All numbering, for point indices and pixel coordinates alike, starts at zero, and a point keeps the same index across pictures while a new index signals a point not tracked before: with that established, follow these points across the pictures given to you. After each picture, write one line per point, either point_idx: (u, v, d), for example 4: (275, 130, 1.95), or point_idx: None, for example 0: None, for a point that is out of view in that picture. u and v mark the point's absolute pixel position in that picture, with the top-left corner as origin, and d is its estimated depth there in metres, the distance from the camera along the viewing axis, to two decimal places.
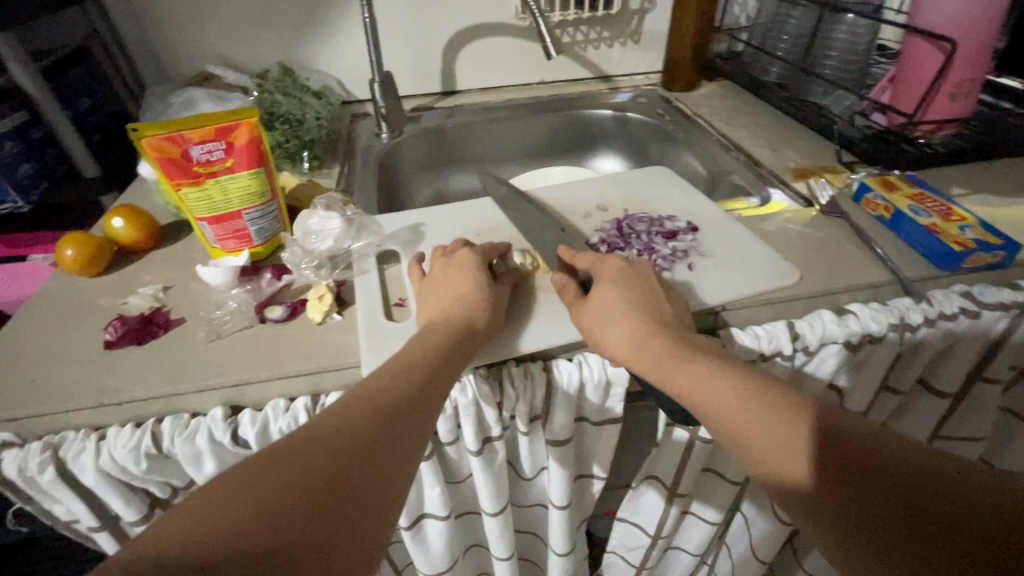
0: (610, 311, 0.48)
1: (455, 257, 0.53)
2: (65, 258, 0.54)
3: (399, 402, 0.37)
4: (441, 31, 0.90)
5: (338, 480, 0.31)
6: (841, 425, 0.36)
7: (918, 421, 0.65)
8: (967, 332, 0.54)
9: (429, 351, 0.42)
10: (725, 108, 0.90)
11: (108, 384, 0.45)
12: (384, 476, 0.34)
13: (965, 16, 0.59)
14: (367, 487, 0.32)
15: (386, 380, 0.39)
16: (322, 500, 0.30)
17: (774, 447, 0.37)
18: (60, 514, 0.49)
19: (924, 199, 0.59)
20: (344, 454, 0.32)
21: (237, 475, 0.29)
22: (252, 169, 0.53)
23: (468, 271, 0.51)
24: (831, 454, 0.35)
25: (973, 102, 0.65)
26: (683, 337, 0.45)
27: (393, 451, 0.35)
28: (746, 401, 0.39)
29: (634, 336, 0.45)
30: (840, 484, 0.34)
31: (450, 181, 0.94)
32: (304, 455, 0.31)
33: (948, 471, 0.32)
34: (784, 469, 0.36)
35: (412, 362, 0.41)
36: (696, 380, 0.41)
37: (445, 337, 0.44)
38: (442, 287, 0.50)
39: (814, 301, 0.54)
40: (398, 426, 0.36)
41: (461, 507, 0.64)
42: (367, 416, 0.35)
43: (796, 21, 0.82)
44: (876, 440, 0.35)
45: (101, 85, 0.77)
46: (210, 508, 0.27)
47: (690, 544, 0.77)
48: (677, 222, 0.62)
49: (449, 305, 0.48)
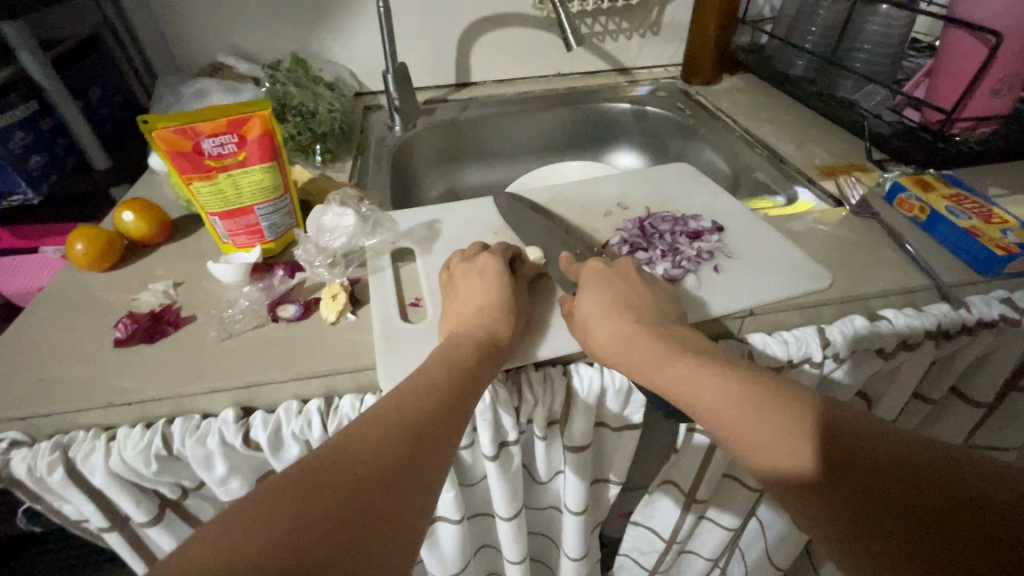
0: (589, 315, 0.46)
1: (479, 261, 0.51)
2: (75, 253, 0.53)
3: (426, 422, 0.36)
4: (457, 21, 0.88)
5: (364, 499, 0.30)
6: (846, 422, 0.34)
7: (948, 430, 0.63)
8: (1006, 340, 0.52)
9: (457, 365, 0.41)
10: (748, 103, 0.87)
11: (118, 384, 0.44)
12: (409, 497, 0.32)
13: (1014, 6, 0.55)
14: (399, 510, 0.31)
15: (412, 396, 0.38)
16: (348, 516, 0.29)
17: (770, 444, 0.35)
18: (70, 513, 0.48)
19: (962, 200, 0.56)
20: (369, 475, 0.31)
21: (256, 498, 0.28)
22: (265, 163, 0.51)
23: (493, 279, 0.49)
24: (846, 462, 0.32)
25: (1015, 97, 0.63)
26: (666, 330, 0.44)
27: (419, 469, 0.34)
28: (743, 406, 0.36)
29: (620, 336, 0.44)
30: (857, 488, 0.31)
31: (464, 175, 0.93)
32: (328, 476, 0.30)
33: (974, 472, 0.30)
34: (784, 468, 0.34)
35: (441, 376, 0.40)
36: (684, 379, 0.40)
37: (471, 353, 0.43)
38: (464, 294, 0.49)
39: (845, 306, 0.52)
40: (423, 449, 0.35)
41: (473, 509, 0.63)
42: (394, 434, 0.34)
43: (825, 13, 0.79)
44: (883, 438, 0.33)
45: (111, 76, 0.76)
46: (229, 536, 0.26)
47: (705, 550, 0.75)
48: (702, 222, 0.60)
49: (474, 314, 0.46)
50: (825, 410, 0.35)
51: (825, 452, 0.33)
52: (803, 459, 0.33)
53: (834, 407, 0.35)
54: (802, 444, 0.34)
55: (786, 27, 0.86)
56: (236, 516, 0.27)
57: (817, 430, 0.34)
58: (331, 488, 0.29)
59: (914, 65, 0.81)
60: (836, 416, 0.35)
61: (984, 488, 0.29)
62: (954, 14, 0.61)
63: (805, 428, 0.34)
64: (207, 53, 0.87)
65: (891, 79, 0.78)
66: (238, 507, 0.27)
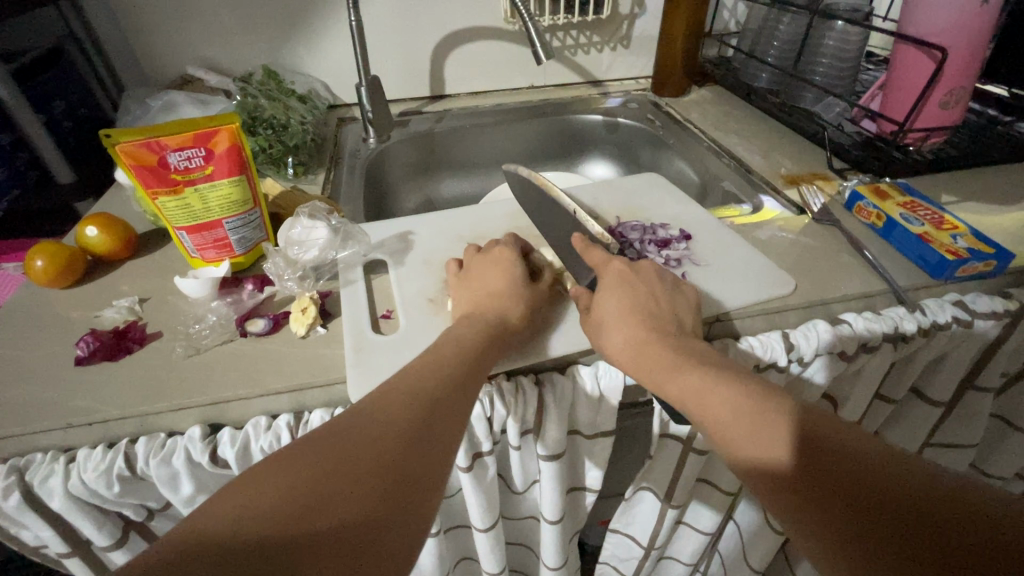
0: (609, 316, 0.47)
1: (492, 254, 0.53)
2: (35, 269, 0.52)
3: (438, 399, 0.37)
4: (430, 34, 0.88)
5: (384, 469, 0.31)
6: (839, 424, 0.35)
7: (911, 429, 0.65)
8: (961, 342, 0.54)
9: (466, 343, 0.43)
10: (716, 114, 0.90)
11: (78, 404, 0.42)
12: (426, 474, 0.33)
13: (955, 24, 0.58)
14: (413, 493, 0.32)
15: (424, 374, 0.38)
16: (366, 487, 0.30)
17: (757, 429, 0.36)
18: (27, 540, 0.46)
19: (916, 208, 0.59)
20: (385, 450, 0.32)
21: (281, 460, 0.29)
22: (233, 177, 0.51)
23: (504, 267, 0.51)
24: (832, 456, 0.33)
25: (964, 107, 0.66)
26: (681, 342, 0.44)
27: (434, 449, 0.34)
28: (744, 394, 0.38)
29: (633, 342, 0.44)
30: (848, 485, 0.32)
31: (440, 186, 0.93)
32: (348, 447, 0.31)
33: (953, 490, 0.30)
34: (760, 453, 0.35)
35: (450, 355, 0.41)
36: (688, 385, 0.40)
37: (480, 331, 0.44)
38: (480, 280, 0.51)
39: (808, 310, 0.54)
40: (436, 425, 0.35)
41: (450, 521, 0.62)
42: (408, 408, 0.35)
43: (786, 28, 0.82)
44: (863, 446, 0.34)
45: (75, 90, 0.75)
46: (247, 500, 0.27)
47: (684, 554, 0.76)
48: (670, 230, 0.62)
49: (483, 298, 0.48)
50: (805, 409, 0.37)
51: (801, 444, 0.34)
52: (784, 450, 0.35)
53: (813, 412, 0.36)
54: (786, 432, 0.35)
55: (750, 41, 0.89)
56: (260, 477, 0.28)
57: (797, 426, 0.35)
58: (352, 457, 0.30)
59: (870, 79, 0.85)
60: (816, 421, 0.36)
61: (967, 493, 0.30)
62: (902, 30, 0.64)
63: (787, 420, 0.36)
64: (178, 66, 0.86)
65: (849, 91, 0.81)
66: (263, 470, 0.29)
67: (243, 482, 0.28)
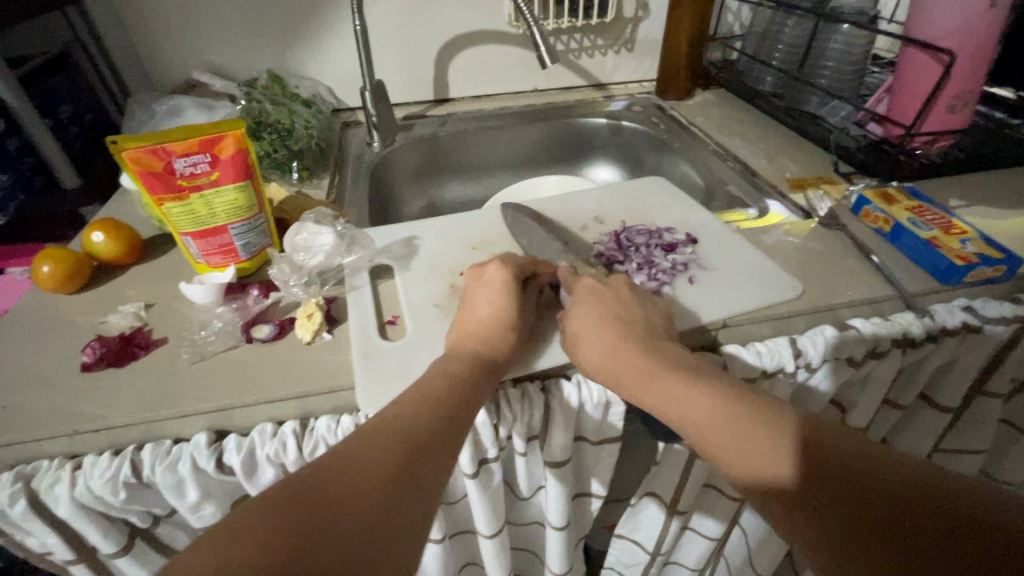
0: (581, 330, 0.46)
1: (487, 269, 0.51)
2: (40, 275, 0.52)
3: (427, 431, 0.37)
4: (434, 38, 0.88)
5: (366, 509, 0.31)
6: (832, 434, 0.35)
7: (920, 435, 0.64)
8: (970, 346, 0.54)
9: (455, 377, 0.42)
10: (720, 117, 0.90)
11: (84, 411, 0.42)
12: (412, 506, 0.33)
13: (963, 27, 0.58)
14: (401, 524, 0.32)
15: (412, 411, 0.38)
16: (358, 523, 0.30)
17: (744, 453, 0.35)
18: (33, 547, 0.46)
19: (924, 212, 0.58)
20: (375, 486, 0.32)
21: (256, 511, 0.29)
22: (239, 182, 0.51)
23: (499, 288, 0.49)
24: (835, 469, 0.33)
25: (970, 112, 0.65)
26: (657, 347, 0.44)
27: (423, 481, 0.35)
28: (729, 408, 0.37)
29: (608, 350, 0.44)
30: (849, 496, 0.32)
31: (443, 190, 0.93)
32: (331, 486, 0.31)
33: (957, 491, 0.31)
34: (760, 467, 0.35)
35: (440, 382, 0.41)
36: (671, 393, 0.40)
37: (470, 365, 0.43)
38: (472, 303, 0.50)
39: (815, 316, 0.53)
40: (425, 457, 0.36)
41: (455, 527, 0.62)
42: (396, 441, 0.35)
43: (791, 31, 0.82)
44: (871, 449, 0.34)
45: (83, 95, 0.76)
46: (240, 540, 0.27)
47: (690, 560, 0.75)
48: (676, 235, 0.61)
49: (479, 326, 0.47)
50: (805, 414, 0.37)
51: (800, 460, 0.34)
52: (785, 462, 0.34)
53: (815, 419, 0.36)
54: (787, 441, 0.35)
55: (754, 44, 0.89)
56: (252, 517, 0.28)
57: (799, 438, 0.35)
58: (332, 500, 0.30)
59: (875, 82, 0.85)
60: (821, 428, 0.35)
61: (963, 497, 0.30)
62: (909, 34, 0.63)
63: (786, 437, 0.35)
64: (182, 71, 0.86)
65: (855, 95, 0.81)
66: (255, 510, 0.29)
67: (235, 522, 0.28)
